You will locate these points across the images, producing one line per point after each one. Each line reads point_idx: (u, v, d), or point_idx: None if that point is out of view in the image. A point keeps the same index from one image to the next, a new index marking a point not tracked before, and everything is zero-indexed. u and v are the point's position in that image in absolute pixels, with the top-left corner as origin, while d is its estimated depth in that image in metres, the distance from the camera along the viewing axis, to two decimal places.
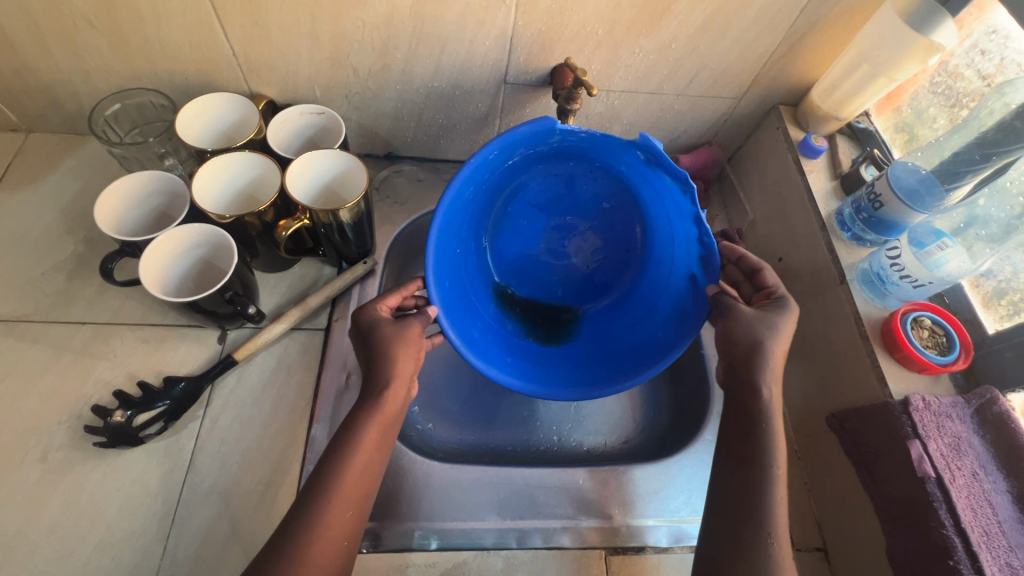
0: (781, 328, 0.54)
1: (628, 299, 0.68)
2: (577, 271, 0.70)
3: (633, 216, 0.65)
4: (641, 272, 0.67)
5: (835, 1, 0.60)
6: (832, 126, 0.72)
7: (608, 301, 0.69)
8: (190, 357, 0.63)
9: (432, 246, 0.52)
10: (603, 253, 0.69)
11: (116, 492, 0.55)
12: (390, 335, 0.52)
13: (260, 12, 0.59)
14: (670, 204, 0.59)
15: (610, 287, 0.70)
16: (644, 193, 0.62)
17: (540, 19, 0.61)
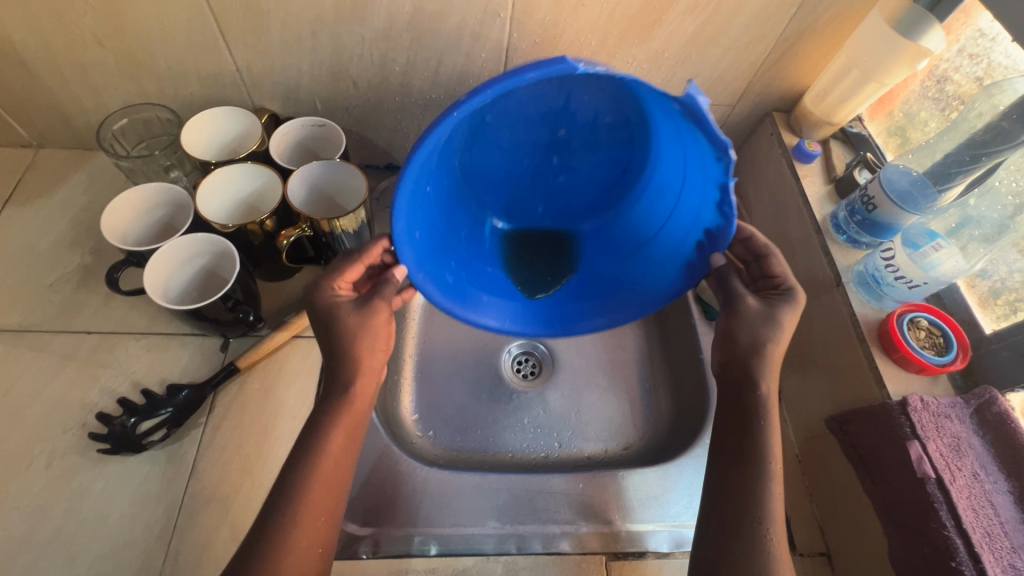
0: (786, 324, 0.53)
1: (613, 224, 0.65)
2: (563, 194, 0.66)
3: (635, 134, 0.58)
4: (631, 198, 0.62)
5: (823, 9, 0.62)
6: (826, 131, 0.72)
7: (591, 224, 0.67)
8: (193, 365, 0.63)
9: (402, 205, 0.45)
10: (595, 171, 0.63)
11: (120, 498, 0.56)
12: (351, 326, 0.52)
13: (263, 27, 0.61)
14: (694, 151, 0.49)
15: (595, 208, 0.66)
16: (654, 116, 0.52)
17: (534, 30, 0.63)
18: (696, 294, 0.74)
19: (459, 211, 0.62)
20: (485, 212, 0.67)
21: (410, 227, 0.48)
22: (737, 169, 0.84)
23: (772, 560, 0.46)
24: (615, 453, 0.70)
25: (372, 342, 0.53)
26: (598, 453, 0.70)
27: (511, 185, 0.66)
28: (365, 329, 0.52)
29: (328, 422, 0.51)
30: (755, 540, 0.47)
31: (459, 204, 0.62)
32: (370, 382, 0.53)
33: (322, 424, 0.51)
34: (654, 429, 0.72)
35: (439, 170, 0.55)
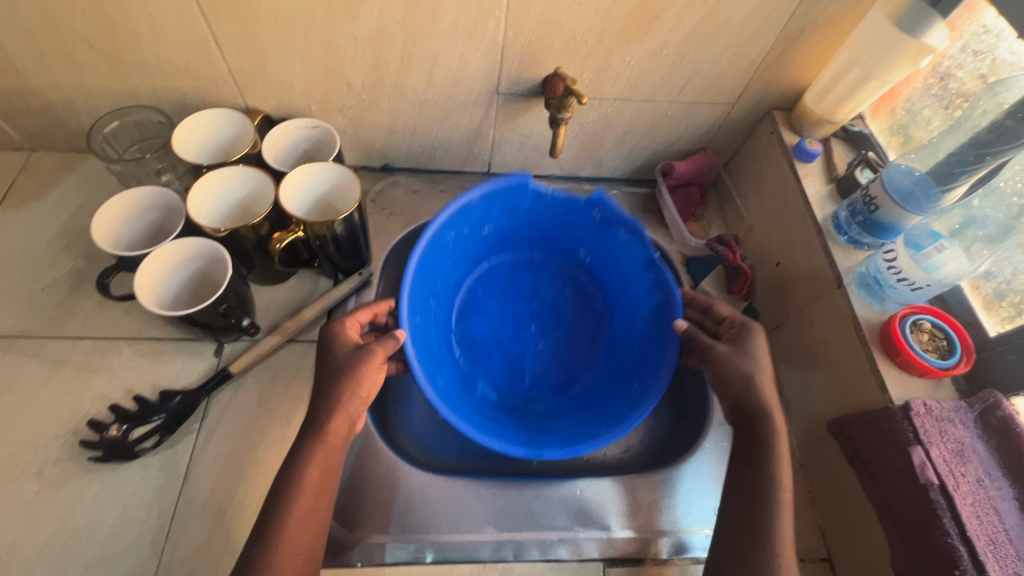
0: (758, 353, 0.56)
1: (597, 382, 0.73)
2: (540, 316, 0.77)
3: (597, 310, 0.78)
4: (606, 356, 0.75)
5: (823, 6, 0.61)
6: (826, 130, 0.71)
7: (579, 390, 0.73)
8: (187, 370, 0.63)
9: (410, 278, 0.59)
10: (574, 326, 0.77)
11: (112, 506, 0.55)
12: (338, 363, 0.54)
13: (254, 28, 0.60)
14: (626, 263, 0.72)
15: (583, 372, 0.75)
16: (601, 279, 0.78)
17: (530, 30, 0.62)
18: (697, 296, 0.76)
19: (456, 371, 0.69)
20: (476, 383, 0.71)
21: (411, 312, 0.60)
22: (736, 169, 0.83)
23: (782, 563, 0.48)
24: (614, 457, 0.69)
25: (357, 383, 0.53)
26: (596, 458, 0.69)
27: (499, 350, 0.74)
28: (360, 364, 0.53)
29: (319, 431, 0.51)
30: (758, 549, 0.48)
31: (458, 373, 0.70)
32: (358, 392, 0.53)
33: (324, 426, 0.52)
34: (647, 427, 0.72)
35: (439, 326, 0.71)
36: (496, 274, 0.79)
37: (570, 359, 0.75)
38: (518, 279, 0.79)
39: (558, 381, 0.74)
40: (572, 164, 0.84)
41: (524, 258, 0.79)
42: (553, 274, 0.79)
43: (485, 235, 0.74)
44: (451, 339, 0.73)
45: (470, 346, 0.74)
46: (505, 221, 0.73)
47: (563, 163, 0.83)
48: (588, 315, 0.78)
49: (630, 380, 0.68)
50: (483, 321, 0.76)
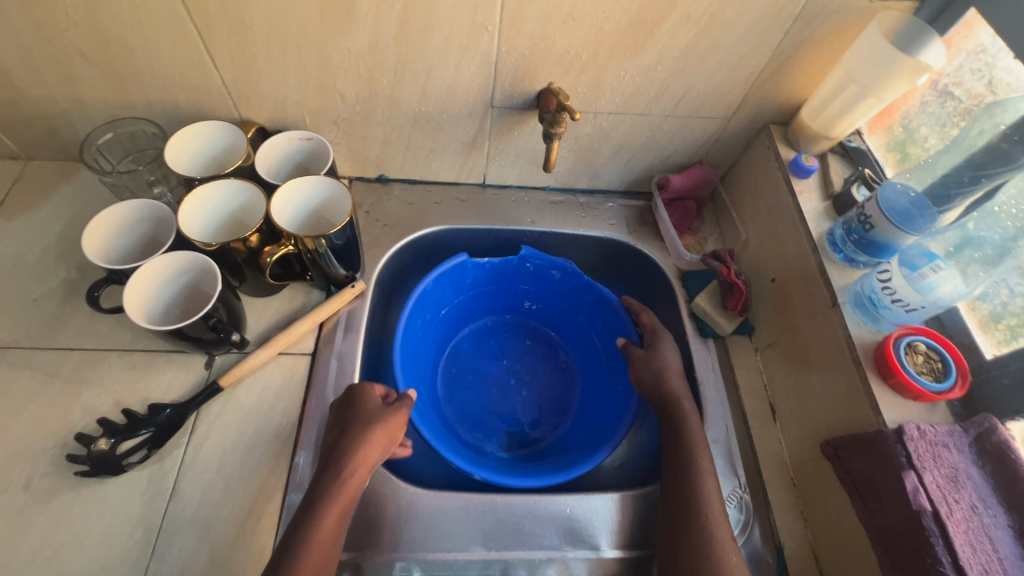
0: (668, 351, 0.68)
1: (582, 408, 0.83)
2: (515, 372, 0.85)
3: (556, 347, 0.89)
4: (580, 383, 0.85)
5: (819, 22, 0.60)
6: (823, 146, 0.70)
7: (571, 417, 0.82)
8: (176, 383, 0.62)
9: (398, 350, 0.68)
10: (546, 370, 0.86)
11: (98, 520, 0.55)
12: (366, 416, 0.58)
13: (248, 41, 0.60)
14: (571, 299, 0.85)
15: (568, 405, 0.84)
16: (550, 320, 0.89)
17: (524, 44, 0.62)
18: (691, 310, 0.76)
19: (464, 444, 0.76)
20: (484, 450, 0.78)
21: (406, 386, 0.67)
22: (732, 183, 0.82)
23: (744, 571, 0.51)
24: (607, 471, 0.71)
25: (381, 439, 0.57)
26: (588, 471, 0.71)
27: (489, 414, 0.81)
28: (386, 420, 0.58)
29: None
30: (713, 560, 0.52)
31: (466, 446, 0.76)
32: (377, 447, 0.56)
33: (329, 475, 0.53)
34: (638, 439, 0.73)
35: (433, 406, 0.77)
36: (462, 349, 0.87)
37: (555, 397, 0.84)
38: (485, 348, 0.88)
39: (550, 415, 0.82)
40: (567, 176, 0.83)
41: (479, 329, 0.89)
42: (514, 329, 0.90)
43: (442, 315, 0.84)
44: (447, 420, 0.79)
45: (466, 418, 0.80)
46: (456, 299, 0.84)
47: (558, 175, 0.82)
48: (553, 355, 0.88)
49: (617, 385, 0.80)
50: (465, 393, 0.82)
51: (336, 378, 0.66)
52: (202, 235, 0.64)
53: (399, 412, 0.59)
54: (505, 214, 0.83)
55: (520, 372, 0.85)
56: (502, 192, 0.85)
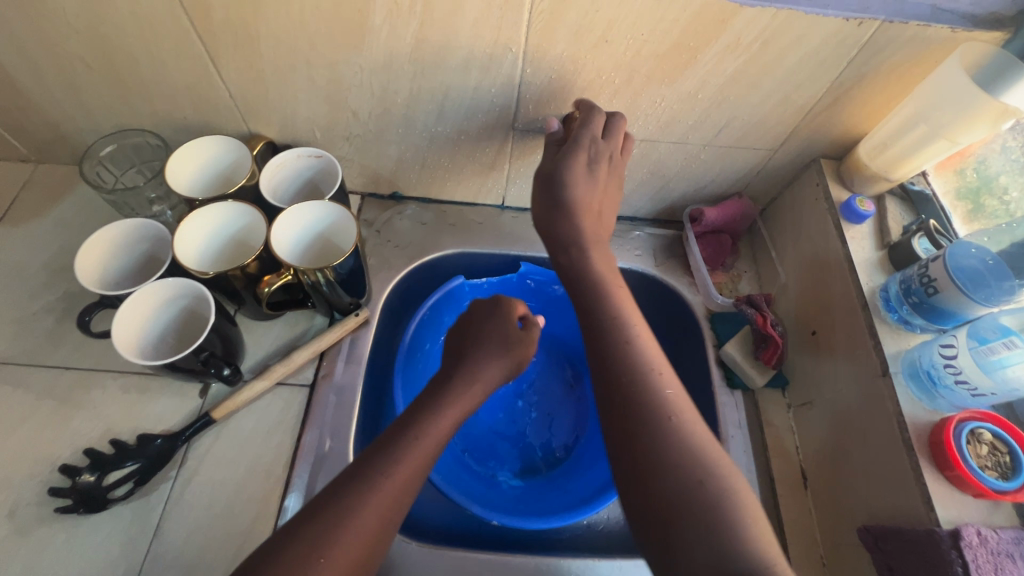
0: (578, 182, 0.59)
1: (593, 423, 0.78)
2: (521, 392, 0.81)
3: (564, 360, 0.83)
4: (589, 395, 0.81)
5: (888, 53, 0.53)
6: (880, 187, 0.63)
7: (584, 433, 0.78)
8: (169, 411, 0.60)
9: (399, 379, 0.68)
10: (554, 385, 0.82)
11: (80, 556, 0.53)
12: (508, 334, 0.58)
13: (256, 54, 0.57)
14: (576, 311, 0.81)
15: (580, 421, 0.79)
16: (555, 330, 0.84)
17: (551, 66, 0.56)
18: (719, 357, 0.69)
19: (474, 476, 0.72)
20: (495, 476, 0.74)
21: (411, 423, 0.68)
22: (773, 218, 0.75)
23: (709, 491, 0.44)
24: (617, 522, 0.67)
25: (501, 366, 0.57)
26: (599, 521, 0.68)
27: (499, 440, 0.77)
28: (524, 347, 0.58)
29: None
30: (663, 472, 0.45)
31: (479, 477, 0.72)
32: (506, 369, 0.57)
33: (460, 382, 0.54)
34: None
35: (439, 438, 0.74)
36: None
37: (566, 413, 0.80)
38: None
39: (563, 433, 0.78)
40: None
41: None
42: None
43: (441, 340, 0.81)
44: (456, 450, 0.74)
45: (474, 447, 0.76)
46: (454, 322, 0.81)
47: None
48: (561, 368, 0.83)
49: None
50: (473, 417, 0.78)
51: (332, 415, 0.62)
52: (202, 260, 0.61)
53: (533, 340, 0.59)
54: (524, 239, 0.78)
55: (526, 392, 0.81)
56: (523, 215, 0.80)
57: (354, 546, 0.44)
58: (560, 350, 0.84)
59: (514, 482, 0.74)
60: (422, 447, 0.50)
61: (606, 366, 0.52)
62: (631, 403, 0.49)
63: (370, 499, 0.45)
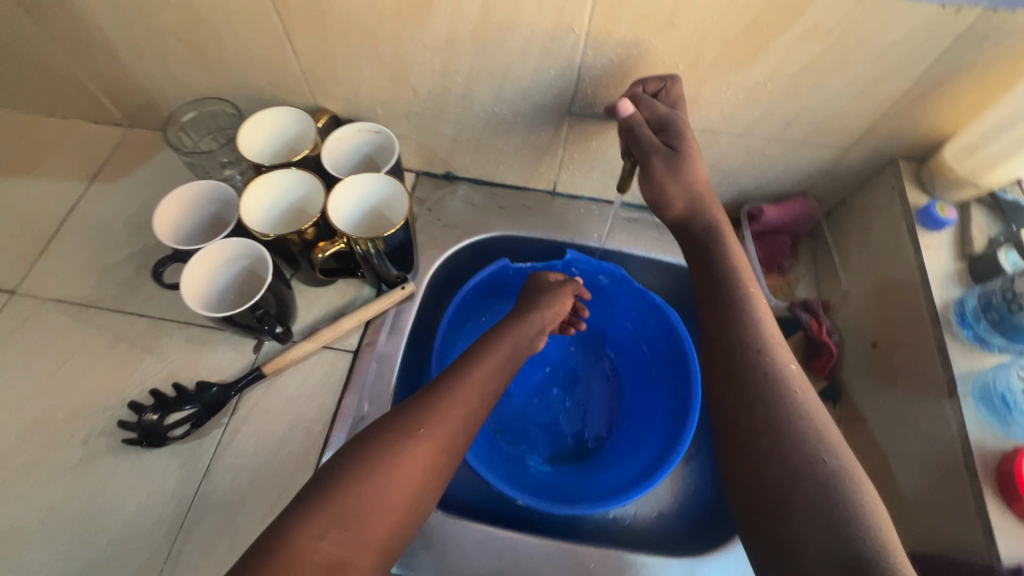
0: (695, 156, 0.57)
1: (628, 418, 0.77)
2: (557, 379, 0.80)
3: (603, 352, 0.82)
4: (626, 390, 0.79)
5: (988, 44, 0.48)
6: (965, 194, 0.58)
7: (618, 427, 0.77)
8: (226, 363, 0.64)
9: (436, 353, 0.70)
10: (591, 376, 0.81)
11: (140, 485, 0.58)
12: (549, 289, 0.71)
13: (327, 29, 0.59)
14: (621, 304, 0.80)
15: (614, 414, 0.78)
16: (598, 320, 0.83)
17: (613, 49, 0.55)
18: None
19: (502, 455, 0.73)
20: (525, 459, 0.75)
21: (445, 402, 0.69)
22: (839, 221, 0.70)
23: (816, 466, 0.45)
24: (644, 519, 0.67)
25: (547, 317, 0.68)
26: (625, 516, 0.68)
27: (532, 424, 0.78)
28: (562, 295, 0.70)
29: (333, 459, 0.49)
30: (777, 442, 0.46)
31: (509, 458, 0.73)
32: (554, 313, 0.69)
33: (514, 320, 0.65)
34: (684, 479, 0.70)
35: None
36: None
37: (602, 405, 0.79)
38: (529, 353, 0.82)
39: (596, 424, 0.77)
40: None
41: None
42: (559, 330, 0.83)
43: (481, 321, 0.82)
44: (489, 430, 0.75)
45: (506, 428, 0.77)
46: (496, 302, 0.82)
47: (635, 191, 0.75)
48: (600, 360, 0.82)
49: (664, 403, 0.75)
50: (507, 400, 0.79)
51: (372, 383, 0.64)
52: (266, 224, 0.63)
53: (568, 294, 0.71)
54: (572, 226, 0.78)
55: (562, 380, 0.80)
56: (573, 202, 0.79)
57: (453, 421, 0.52)
58: (600, 341, 0.83)
59: (543, 467, 0.74)
60: (496, 357, 0.59)
61: (722, 327, 0.54)
62: (740, 358, 0.51)
63: (466, 382, 0.55)
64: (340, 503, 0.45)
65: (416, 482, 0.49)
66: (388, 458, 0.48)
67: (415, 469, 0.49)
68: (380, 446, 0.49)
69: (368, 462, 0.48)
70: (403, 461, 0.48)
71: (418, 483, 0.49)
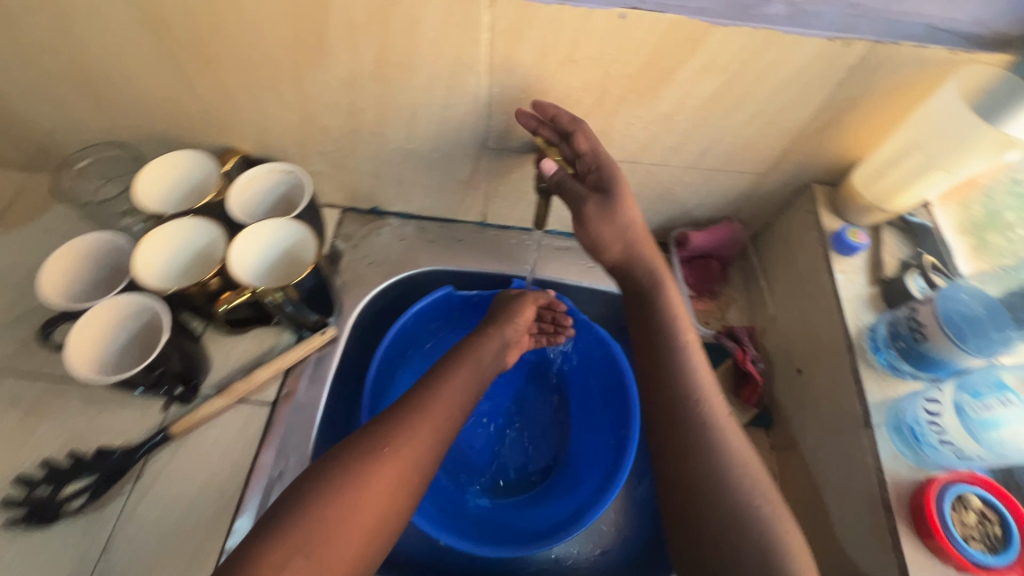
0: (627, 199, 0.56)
1: (575, 450, 0.75)
2: (504, 409, 0.78)
3: (552, 381, 0.80)
4: (574, 421, 0.77)
5: (882, 73, 0.49)
6: (876, 218, 0.58)
7: (564, 460, 0.75)
8: (131, 425, 0.60)
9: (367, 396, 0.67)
10: (539, 406, 0.79)
11: (31, 567, 0.53)
12: (517, 300, 0.67)
13: (221, 71, 0.56)
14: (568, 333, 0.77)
15: (560, 447, 0.76)
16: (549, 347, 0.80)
17: (517, 86, 0.54)
18: None
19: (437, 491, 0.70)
20: (467, 495, 0.72)
21: None
22: (767, 243, 0.70)
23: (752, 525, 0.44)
24: (586, 558, 0.65)
25: (513, 330, 0.64)
26: (567, 556, 0.65)
27: (475, 457, 0.75)
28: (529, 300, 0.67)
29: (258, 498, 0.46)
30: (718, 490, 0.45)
31: (450, 495, 0.71)
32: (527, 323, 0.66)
33: (483, 333, 0.63)
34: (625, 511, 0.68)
35: None
36: None
37: (548, 437, 0.77)
38: None
39: (542, 457, 0.75)
40: None
41: None
42: None
43: (424, 350, 0.80)
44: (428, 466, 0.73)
45: (449, 461, 0.74)
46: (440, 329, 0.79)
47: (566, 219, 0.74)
48: (549, 388, 0.80)
49: (607, 438, 0.72)
50: None
51: (293, 435, 0.61)
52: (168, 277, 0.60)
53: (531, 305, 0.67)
54: (504, 257, 0.76)
55: (509, 410, 0.78)
56: (504, 232, 0.77)
57: (425, 437, 0.49)
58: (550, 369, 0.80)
59: (484, 503, 0.72)
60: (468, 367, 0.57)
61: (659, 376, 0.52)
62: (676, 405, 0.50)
63: (442, 392, 0.53)
64: (299, 532, 0.41)
65: (382, 508, 0.45)
66: (354, 481, 0.44)
67: (382, 492, 0.45)
68: (343, 470, 0.45)
69: (330, 487, 0.44)
70: (364, 485, 0.45)
71: (385, 509, 0.45)
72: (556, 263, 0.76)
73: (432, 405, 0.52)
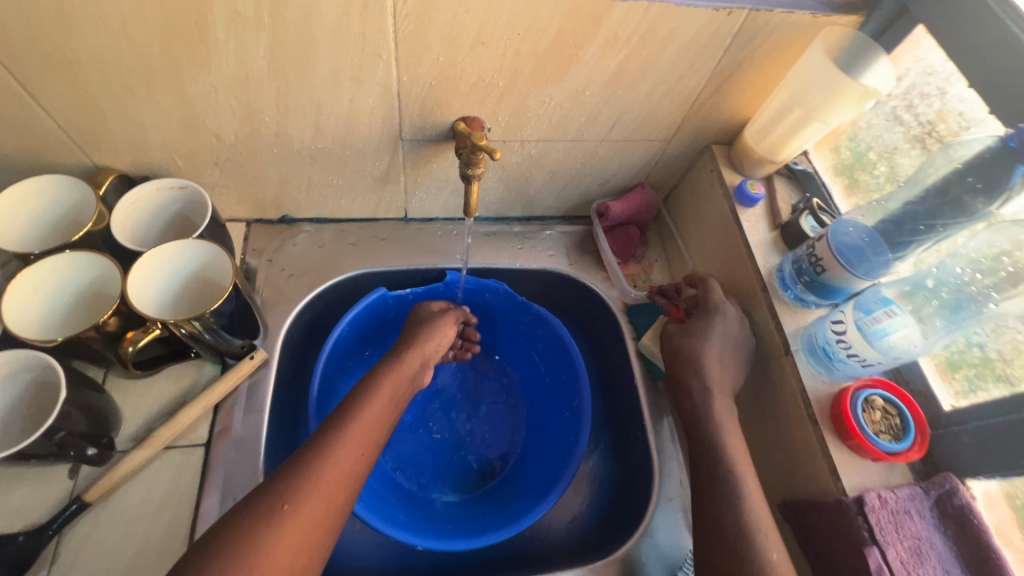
0: (715, 332, 0.58)
1: (533, 430, 0.77)
2: (456, 402, 0.78)
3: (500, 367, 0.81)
4: (527, 402, 0.79)
5: (761, 37, 0.54)
6: (768, 169, 0.65)
7: (523, 441, 0.76)
8: (32, 502, 0.51)
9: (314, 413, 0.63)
10: (491, 393, 0.79)
11: None
12: (431, 316, 0.68)
13: (80, 79, 0.48)
14: (510, 317, 0.78)
15: (517, 429, 0.77)
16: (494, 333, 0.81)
17: (428, 73, 0.53)
18: (639, 351, 0.70)
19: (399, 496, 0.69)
20: (432, 496, 0.71)
21: None
22: (677, 204, 0.76)
23: (707, 496, 0.52)
24: (558, 528, 0.66)
25: (430, 347, 0.64)
26: (540, 529, 0.66)
27: (434, 455, 0.74)
28: (441, 321, 0.67)
29: None
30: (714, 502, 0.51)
31: (414, 499, 0.70)
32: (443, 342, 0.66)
33: (390, 359, 0.60)
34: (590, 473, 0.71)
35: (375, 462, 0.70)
36: None
37: (505, 422, 0.77)
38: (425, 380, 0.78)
39: (501, 442, 0.76)
40: (499, 205, 0.75)
41: None
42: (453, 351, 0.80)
43: (365, 356, 0.77)
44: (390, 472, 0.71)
45: (408, 465, 0.73)
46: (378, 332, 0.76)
47: (489, 203, 0.74)
48: (499, 375, 0.81)
49: (561, 411, 0.74)
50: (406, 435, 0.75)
51: (238, 470, 0.57)
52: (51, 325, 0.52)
53: (450, 322, 0.68)
54: (433, 250, 0.74)
55: (461, 403, 0.78)
56: (428, 225, 0.75)
57: (333, 479, 0.46)
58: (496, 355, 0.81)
59: (450, 498, 0.72)
60: (381, 395, 0.54)
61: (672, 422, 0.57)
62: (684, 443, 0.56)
63: (352, 426, 0.50)
64: None
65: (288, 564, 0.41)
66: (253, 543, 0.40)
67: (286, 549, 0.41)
68: (233, 540, 0.40)
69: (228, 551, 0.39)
70: (257, 553, 0.40)
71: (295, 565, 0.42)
72: (486, 248, 0.76)
73: (343, 444, 0.48)
